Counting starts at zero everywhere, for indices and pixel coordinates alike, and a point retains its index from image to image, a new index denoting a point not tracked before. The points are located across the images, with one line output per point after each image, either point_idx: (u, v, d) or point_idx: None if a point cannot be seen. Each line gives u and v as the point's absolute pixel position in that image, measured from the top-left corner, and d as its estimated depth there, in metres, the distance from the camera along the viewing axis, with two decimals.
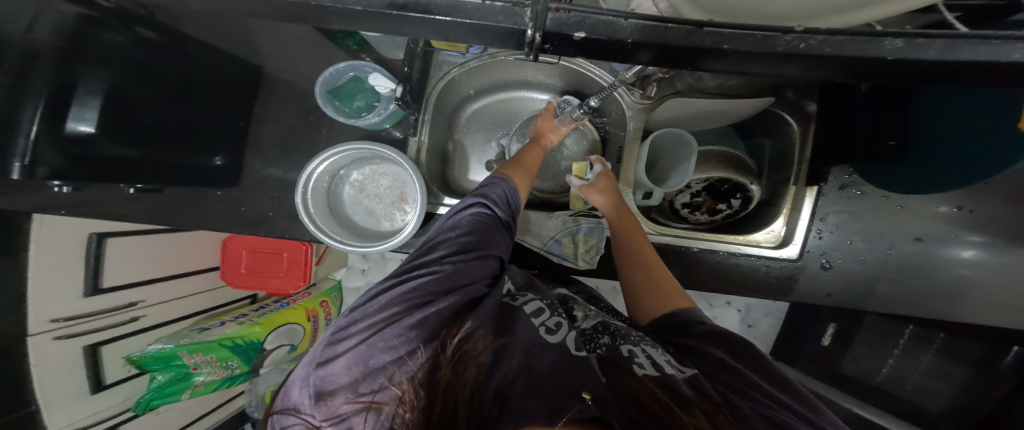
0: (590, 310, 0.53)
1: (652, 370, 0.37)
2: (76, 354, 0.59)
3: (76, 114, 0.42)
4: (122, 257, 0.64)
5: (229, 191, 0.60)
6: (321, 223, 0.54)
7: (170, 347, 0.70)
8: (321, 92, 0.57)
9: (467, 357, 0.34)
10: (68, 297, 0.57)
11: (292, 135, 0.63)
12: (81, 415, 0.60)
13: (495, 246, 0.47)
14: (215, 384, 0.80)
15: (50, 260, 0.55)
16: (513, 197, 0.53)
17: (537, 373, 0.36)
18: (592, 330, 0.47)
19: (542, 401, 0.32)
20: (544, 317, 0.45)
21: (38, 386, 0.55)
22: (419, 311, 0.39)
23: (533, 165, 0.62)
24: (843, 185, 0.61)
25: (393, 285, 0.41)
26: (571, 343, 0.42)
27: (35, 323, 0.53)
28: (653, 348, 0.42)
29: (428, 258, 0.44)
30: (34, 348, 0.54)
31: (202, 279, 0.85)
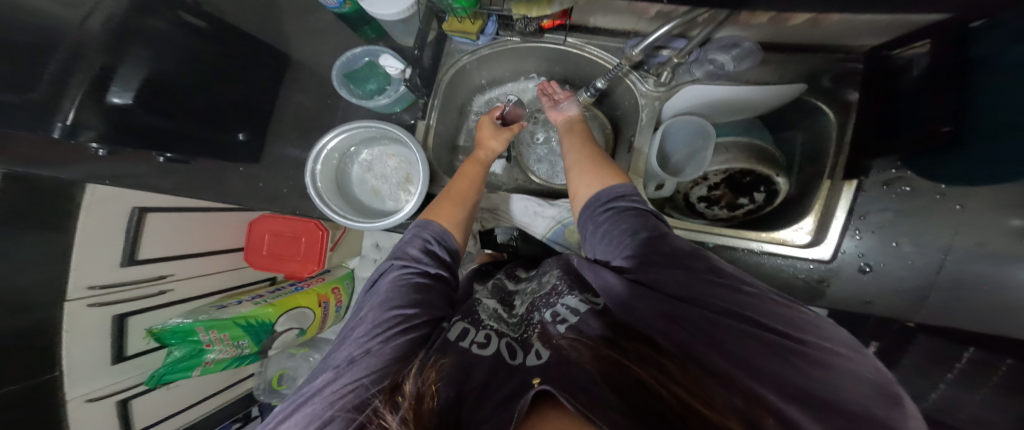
0: (528, 292, 0.50)
1: (573, 316, 0.39)
2: (105, 322, 0.63)
3: (121, 85, 0.45)
4: (157, 231, 0.68)
5: (251, 167, 0.63)
6: (327, 198, 0.56)
7: (187, 322, 0.72)
8: (337, 75, 0.59)
9: (409, 396, 0.30)
10: (108, 266, 0.61)
11: (311, 117, 0.66)
12: (96, 385, 0.64)
13: (420, 307, 0.43)
14: (225, 364, 0.82)
15: (95, 228, 0.58)
16: (435, 248, 0.50)
17: (478, 398, 0.32)
18: (525, 314, 0.45)
19: (491, 420, 0.28)
20: (472, 333, 0.41)
21: (66, 352, 0.59)
22: (337, 402, 0.34)
23: (464, 193, 0.58)
24: (887, 181, 0.54)
25: (298, 407, 0.36)
26: (504, 352, 0.38)
27: (73, 289, 0.57)
28: (569, 297, 0.43)
29: (340, 359, 0.40)
30: (69, 313, 0.58)
31: (229, 258, 0.89)
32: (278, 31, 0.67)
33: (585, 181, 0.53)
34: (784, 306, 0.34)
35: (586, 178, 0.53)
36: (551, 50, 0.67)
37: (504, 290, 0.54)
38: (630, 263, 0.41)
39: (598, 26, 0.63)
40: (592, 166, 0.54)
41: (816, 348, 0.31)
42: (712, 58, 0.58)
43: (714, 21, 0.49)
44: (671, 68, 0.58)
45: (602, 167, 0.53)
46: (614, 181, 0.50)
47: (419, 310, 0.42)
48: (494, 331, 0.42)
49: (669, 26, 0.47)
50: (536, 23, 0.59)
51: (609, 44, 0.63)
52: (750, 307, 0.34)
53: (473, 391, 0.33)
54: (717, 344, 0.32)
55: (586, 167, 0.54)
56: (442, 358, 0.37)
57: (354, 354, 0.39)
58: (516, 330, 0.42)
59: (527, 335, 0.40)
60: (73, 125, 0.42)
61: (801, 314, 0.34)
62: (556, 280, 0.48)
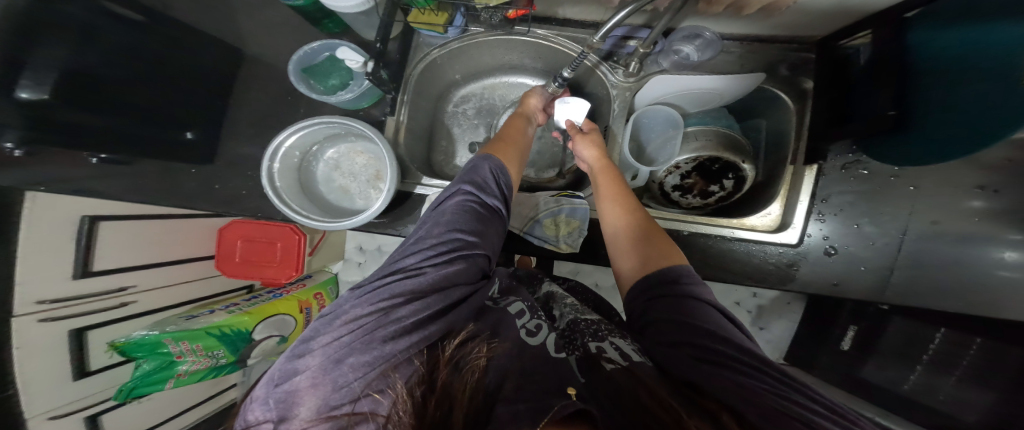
0: (568, 307, 0.51)
1: (622, 359, 0.36)
2: (62, 338, 0.58)
3: (34, 81, 0.41)
4: (115, 240, 0.64)
5: (204, 168, 0.60)
6: (289, 197, 0.53)
7: (153, 334, 0.66)
8: (295, 70, 0.57)
9: (470, 356, 0.33)
10: (58, 278, 0.56)
11: (272, 115, 0.64)
12: (59, 402, 0.59)
13: (481, 238, 0.41)
14: (200, 374, 0.76)
15: (38, 239, 0.53)
16: (502, 179, 0.48)
17: (525, 372, 0.33)
18: (570, 330, 0.44)
19: (530, 402, 0.28)
20: (525, 318, 0.42)
21: (19, 369, 0.53)
22: (404, 309, 0.34)
23: (520, 138, 0.58)
24: (845, 165, 0.56)
25: (366, 291, 0.36)
26: (551, 345, 0.39)
27: (22, 303, 0.52)
28: (618, 339, 0.40)
29: (406, 265, 0.38)
30: (19, 329, 0.52)
31: (195, 267, 0.82)
32: (232, 25, 0.64)
33: (625, 256, 0.49)
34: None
35: (629, 256, 0.48)
36: (520, 43, 0.67)
37: (541, 303, 0.54)
38: (686, 319, 0.37)
39: (567, 17, 0.63)
40: (631, 238, 0.49)
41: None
42: (676, 48, 0.59)
43: (672, 9, 0.48)
44: (639, 59, 0.58)
45: (645, 239, 0.48)
46: (666, 261, 0.44)
47: (480, 241, 0.41)
48: (544, 323, 0.42)
49: (624, 12, 0.46)
50: (501, 13, 0.59)
51: (578, 35, 0.63)
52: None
53: (523, 367, 0.34)
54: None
55: (625, 238, 0.50)
56: (502, 339, 0.37)
57: (421, 268, 0.37)
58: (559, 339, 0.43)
59: (576, 341, 0.41)
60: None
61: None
62: (600, 317, 0.47)
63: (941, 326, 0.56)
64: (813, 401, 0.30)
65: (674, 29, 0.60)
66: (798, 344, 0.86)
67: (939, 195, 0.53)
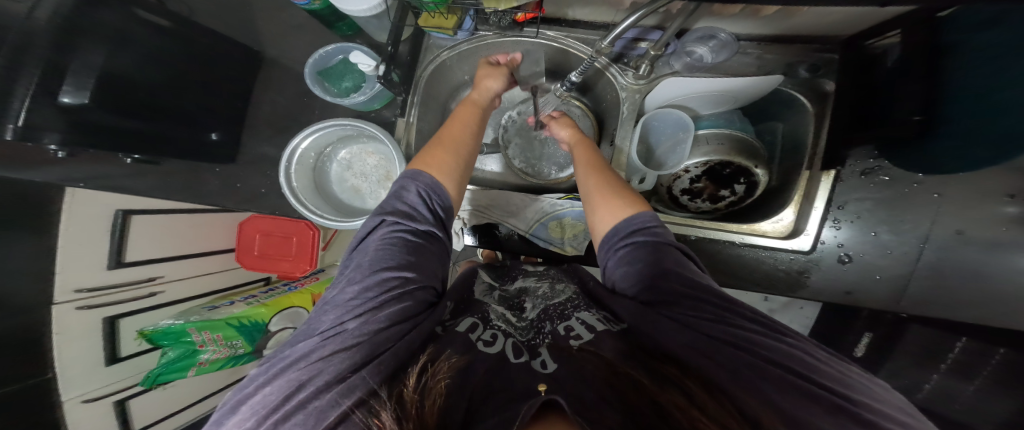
0: (539, 296, 0.52)
1: (586, 333, 0.40)
2: (95, 325, 0.63)
3: (74, 86, 0.44)
4: (145, 233, 0.67)
5: (228, 167, 0.62)
6: (304, 197, 0.55)
7: (179, 323, 0.70)
8: (310, 72, 0.59)
9: (427, 379, 0.33)
10: (94, 268, 0.61)
11: (288, 116, 0.66)
12: (93, 387, 0.65)
13: (418, 271, 0.43)
14: (219, 363, 0.79)
15: (78, 233, 0.59)
16: (436, 198, 0.49)
17: (482, 390, 0.34)
18: (537, 320, 0.46)
19: (498, 416, 0.29)
20: (479, 330, 0.43)
21: (57, 354, 0.60)
22: (333, 366, 0.34)
23: (461, 136, 0.56)
24: (866, 170, 0.54)
25: (282, 365, 0.35)
26: (508, 351, 0.40)
27: (61, 291, 0.58)
28: (583, 312, 0.44)
29: (326, 323, 0.38)
30: (58, 315, 0.59)
31: (218, 259, 0.86)
32: (250, 29, 0.66)
33: (596, 212, 0.48)
34: (822, 361, 0.32)
35: (598, 209, 0.48)
36: (529, 43, 0.66)
37: (512, 296, 0.55)
38: (649, 288, 0.39)
39: (577, 19, 0.63)
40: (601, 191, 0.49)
41: (861, 405, 0.29)
42: (690, 50, 0.58)
43: (685, 12, 0.47)
44: (649, 61, 0.57)
45: (617, 190, 0.49)
46: (632, 209, 0.46)
47: (415, 275, 0.42)
48: (501, 331, 0.43)
49: (635, 16, 0.45)
50: (509, 16, 0.59)
51: (588, 37, 0.63)
52: (788, 353, 0.32)
53: (483, 383, 0.35)
54: (746, 379, 0.31)
55: (597, 192, 0.49)
56: (455, 355, 0.37)
57: (344, 321, 0.38)
58: (525, 335, 0.44)
59: (536, 342, 0.42)
60: (26, 125, 0.41)
61: (832, 362, 0.32)
62: (570, 294, 0.50)
63: (962, 336, 0.59)
64: (741, 314, 0.36)
65: (688, 30, 0.58)
66: None
67: (963, 203, 0.51)
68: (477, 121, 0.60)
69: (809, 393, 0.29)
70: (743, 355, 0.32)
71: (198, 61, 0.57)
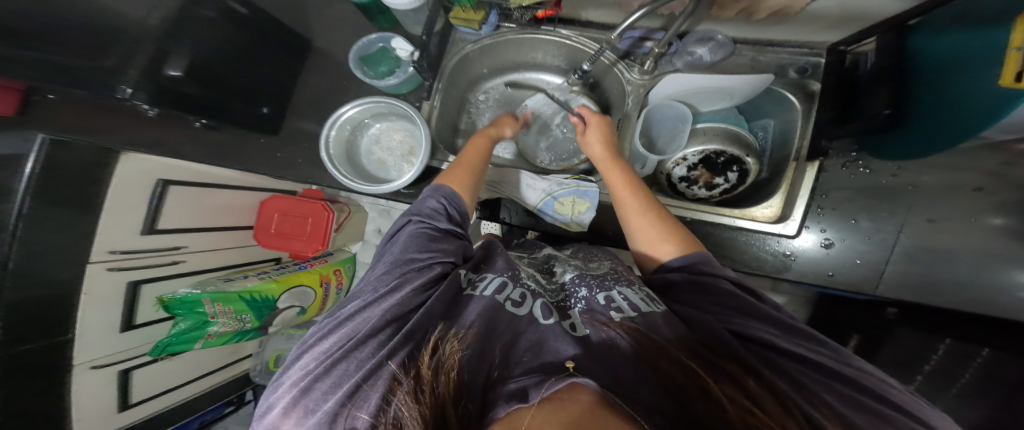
0: (570, 265, 0.59)
1: (630, 309, 0.43)
2: (120, 287, 0.65)
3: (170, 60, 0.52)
4: (179, 204, 0.71)
5: (272, 139, 0.69)
6: (339, 165, 0.61)
7: (196, 293, 0.72)
8: (352, 57, 0.66)
9: (441, 355, 0.36)
10: (129, 233, 0.64)
11: (327, 97, 0.73)
12: (100, 353, 0.64)
13: (437, 251, 0.50)
14: (226, 337, 0.83)
15: (124, 195, 0.62)
16: (456, 208, 0.56)
17: (506, 357, 0.38)
18: (569, 284, 0.53)
19: (518, 384, 0.34)
20: (508, 291, 0.48)
21: (81, 314, 0.60)
22: (370, 327, 0.41)
23: (475, 160, 0.64)
24: (847, 163, 0.60)
25: (333, 326, 0.43)
26: (538, 313, 0.45)
27: (96, 251, 0.60)
28: (625, 289, 0.48)
29: (368, 291, 0.46)
30: (89, 275, 0.60)
31: (237, 235, 0.90)
32: (301, 18, 0.74)
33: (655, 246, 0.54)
34: (890, 385, 0.36)
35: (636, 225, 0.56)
36: (547, 41, 0.73)
37: (541, 262, 0.63)
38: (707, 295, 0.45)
39: (591, 20, 0.70)
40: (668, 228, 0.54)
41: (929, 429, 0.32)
42: (691, 50, 0.64)
43: (686, 13, 0.54)
44: (654, 58, 0.64)
45: (666, 232, 0.54)
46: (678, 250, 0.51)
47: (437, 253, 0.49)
48: (528, 291, 0.48)
49: (638, 14, 0.52)
50: (531, 13, 0.66)
51: (599, 36, 0.70)
52: (855, 374, 0.36)
53: (501, 355, 0.38)
54: (806, 390, 0.34)
55: (648, 234, 0.55)
56: (467, 329, 0.40)
57: (380, 290, 0.45)
58: (555, 296, 0.51)
59: (567, 304, 0.49)
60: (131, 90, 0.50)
61: (897, 390, 0.35)
62: (608, 268, 0.55)
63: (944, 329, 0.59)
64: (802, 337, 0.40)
65: (689, 31, 0.66)
66: None
67: (935, 193, 0.57)
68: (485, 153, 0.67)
69: (874, 413, 0.33)
70: (805, 372, 0.36)
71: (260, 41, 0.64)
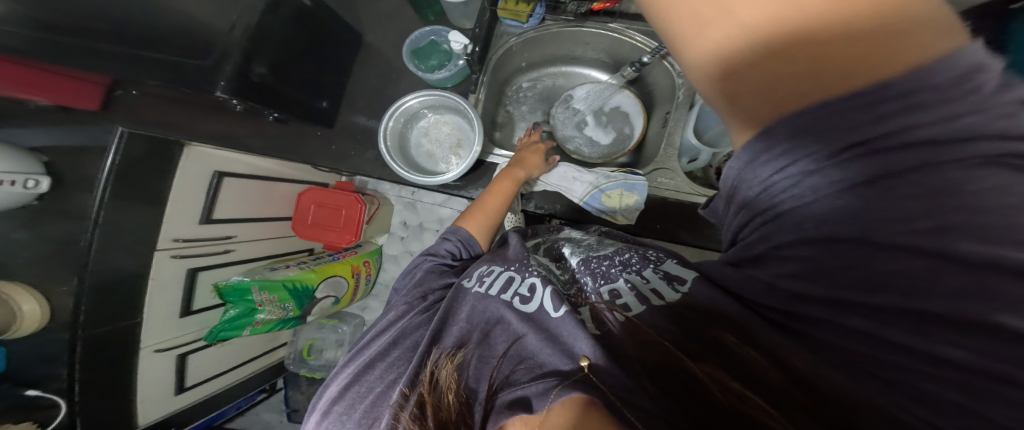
0: (581, 248, 0.55)
1: (656, 299, 0.37)
2: (181, 275, 0.65)
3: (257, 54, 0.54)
4: (232, 195, 0.72)
5: (327, 131, 0.71)
6: (393, 157, 0.63)
7: (245, 280, 0.73)
8: (406, 51, 0.68)
9: (440, 385, 0.36)
10: (189, 222, 0.65)
11: (380, 91, 0.77)
12: (166, 337, 0.64)
13: None
14: (271, 325, 0.83)
15: (188, 185, 0.63)
16: (472, 246, 0.59)
17: (508, 370, 0.37)
18: (578, 273, 0.48)
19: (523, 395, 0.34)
20: (514, 286, 0.45)
21: (148, 300, 0.60)
22: (384, 353, 0.44)
23: (497, 201, 0.63)
24: None
25: (357, 352, 0.47)
26: (549, 302, 0.41)
27: (161, 239, 0.60)
28: (639, 275, 0.42)
29: (390, 317, 0.49)
30: (156, 262, 0.60)
31: (277, 226, 0.91)
32: (354, 16, 0.79)
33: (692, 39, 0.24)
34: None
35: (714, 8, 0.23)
36: (591, 35, 0.73)
37: (555, 247, 0.60)
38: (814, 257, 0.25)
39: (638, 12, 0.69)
40: (913, 38, 0.19)
41: None
42: None
43: None
44: None
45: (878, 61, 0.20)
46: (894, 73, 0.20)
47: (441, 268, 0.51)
48: (540, 279, 0.45)
49: None
50: (587, 6, 0.66)
51: (648, 29, 0.68)
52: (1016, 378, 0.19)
53: (503, 368, 0.38)
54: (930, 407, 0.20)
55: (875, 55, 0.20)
56: (469, 348, 0.40)
57: (398, 316, 0.48)
58: (566, 287, 0.47)
59: (577, 295, 0.44)
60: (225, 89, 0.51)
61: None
62: (617, 252, 0.49)
63: None
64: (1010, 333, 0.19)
65: None
66: None
67: None
68: (510, 195, 0.65)
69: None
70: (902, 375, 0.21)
71: (322, 31, 0.67)
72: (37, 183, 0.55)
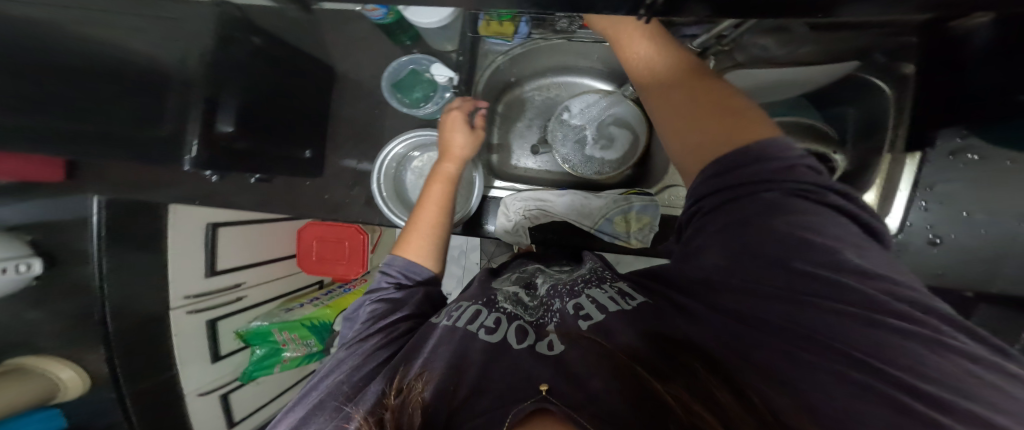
0: (550, 277, 0.58)
1: (597, 313, 0.45)
2: (201, 327, 0.76)
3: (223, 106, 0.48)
4: (230, 244, 0.80)
5: (316, 181, 0.68)
6: (392, 205, 0.61)
7: (263, 325, 0.85)
8: (386, 86, 0.63)
9: (407, 396, 0.34)
10: (197, 276, 0.74)
11: (363, 127, 0.70)
12: (203, 381, 0.78)
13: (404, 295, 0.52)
14: (299, 359, 0.95)
15: (183, 242, 0.71)
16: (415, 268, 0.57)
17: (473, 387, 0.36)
18: (547, 296, 0.53)
19: (485, 416, 0.32)
20: (482, 318, 0.47)
21: (178, 352, 0.72)
22: (338, 390, 0.41)
23: (433, 210, 0.58)
24: (953, 151, 0.52)
25: (306, 398, 0.43)
26: (511, 337, 0.44)
27: (175, 296, 0.70)
28: (594, 291, 0.49)
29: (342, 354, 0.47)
30: (175, 320, 0.71)
31: (285, 265, 0.98)
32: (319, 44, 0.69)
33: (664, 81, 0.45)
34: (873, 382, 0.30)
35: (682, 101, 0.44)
36: (585, 45, 0.69)
37: (527, 274, 0.61)
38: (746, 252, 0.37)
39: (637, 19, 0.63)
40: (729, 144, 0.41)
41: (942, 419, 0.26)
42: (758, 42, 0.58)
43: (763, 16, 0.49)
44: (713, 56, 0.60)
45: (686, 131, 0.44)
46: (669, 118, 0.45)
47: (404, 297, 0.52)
48: (505, 315, 0.48)
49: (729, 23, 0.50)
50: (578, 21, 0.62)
51: None
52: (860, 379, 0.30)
53: (470, 383, 0.37)
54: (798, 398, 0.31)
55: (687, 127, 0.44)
56: (436, 366, 0.39)
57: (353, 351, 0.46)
58: (535, 313, 0.50)
59: (545, 321, 0.48)
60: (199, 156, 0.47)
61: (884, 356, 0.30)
62: (581, 274, 0.55)
63: None
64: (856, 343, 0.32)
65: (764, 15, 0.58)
66: None
67: None
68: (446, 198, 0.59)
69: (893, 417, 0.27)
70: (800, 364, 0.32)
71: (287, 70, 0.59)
72: (31, 265, 0.59)
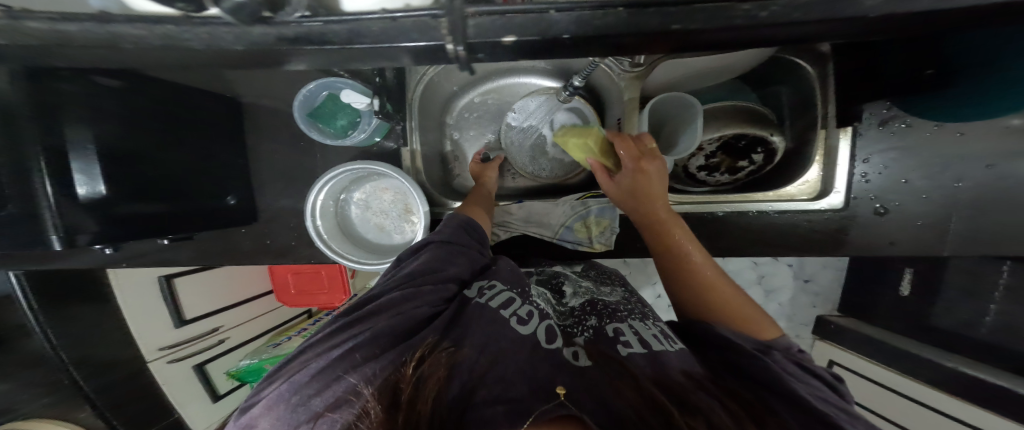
0: (579, 285, 0.58)
1: (640, 345, 0.41)
2: (189, 372, 0.80)
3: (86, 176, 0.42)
4: (191, 294, 0.78)
5: (252, 227, 0.65)
6: (337, 246, 0.58)
7: (256, 362, 0.79)
8: (301, 117, 0.59)
9: (426, 376, 0.33)
10: (164, 330, 0.74)
11: (294, 163, 0.66)
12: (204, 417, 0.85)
13: (447, 263, 0.49)
14: None
15: (139, 303, 0.71)
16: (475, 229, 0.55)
17: (495, 376, 0.35)
18: (581, 309, 0.51)
19: (508, 405, 0.31)
20: (515, 307, 0.45)
21: (171, 396, 0.77)
22: (347, 345, 0.38)
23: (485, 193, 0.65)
24: (882, 121, 0.53)
25: (315, 344, 0.40)
26: (541, 334, 0.42)
27: (147, 351, 0.72)
28: (634, 321, 0.46)
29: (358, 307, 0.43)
30: (157, 371, 0.74)
31: (263, 301, 0.95)
32: None
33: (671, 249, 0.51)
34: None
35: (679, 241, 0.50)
36: None
37: (547, 278, 0.61)
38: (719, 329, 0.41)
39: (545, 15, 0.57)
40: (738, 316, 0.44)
41: None
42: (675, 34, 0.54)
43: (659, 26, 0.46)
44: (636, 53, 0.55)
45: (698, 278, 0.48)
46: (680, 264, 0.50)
47: (451, 267, 0.48)
48: (537, 309, 0.46)
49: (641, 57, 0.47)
50: None
51: None
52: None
53: (491, 375, 0.35)
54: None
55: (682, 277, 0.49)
56: (458, 349, 0.38)
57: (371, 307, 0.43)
58: (565, 321, 0.49)
59: (576, 332, 0.46)
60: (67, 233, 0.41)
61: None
62: (619, 297, 0.54)
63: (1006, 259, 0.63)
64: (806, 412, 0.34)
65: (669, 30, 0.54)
66: (851, 290, 0.92)
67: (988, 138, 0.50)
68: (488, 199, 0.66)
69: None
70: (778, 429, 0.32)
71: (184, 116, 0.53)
72: None
